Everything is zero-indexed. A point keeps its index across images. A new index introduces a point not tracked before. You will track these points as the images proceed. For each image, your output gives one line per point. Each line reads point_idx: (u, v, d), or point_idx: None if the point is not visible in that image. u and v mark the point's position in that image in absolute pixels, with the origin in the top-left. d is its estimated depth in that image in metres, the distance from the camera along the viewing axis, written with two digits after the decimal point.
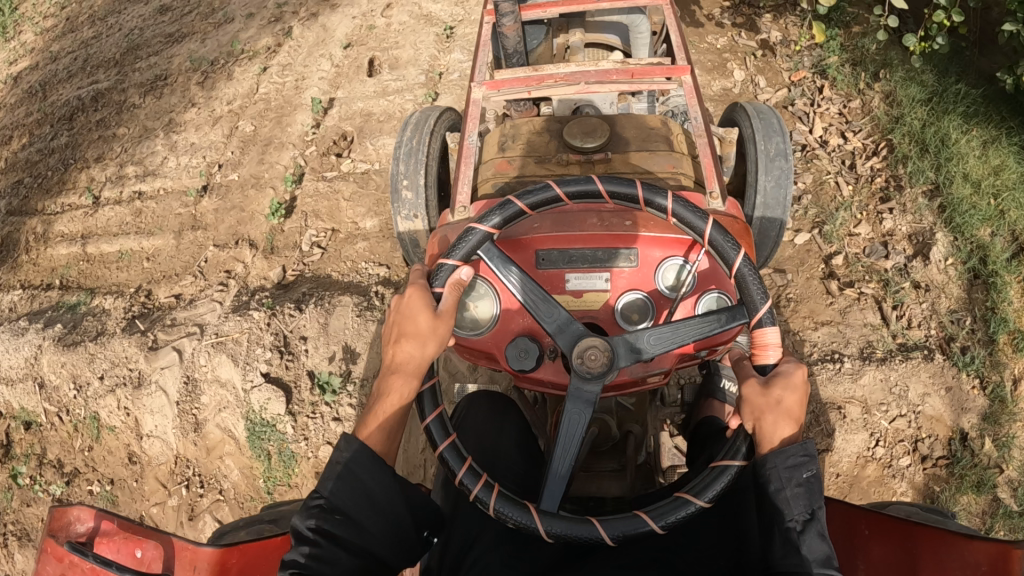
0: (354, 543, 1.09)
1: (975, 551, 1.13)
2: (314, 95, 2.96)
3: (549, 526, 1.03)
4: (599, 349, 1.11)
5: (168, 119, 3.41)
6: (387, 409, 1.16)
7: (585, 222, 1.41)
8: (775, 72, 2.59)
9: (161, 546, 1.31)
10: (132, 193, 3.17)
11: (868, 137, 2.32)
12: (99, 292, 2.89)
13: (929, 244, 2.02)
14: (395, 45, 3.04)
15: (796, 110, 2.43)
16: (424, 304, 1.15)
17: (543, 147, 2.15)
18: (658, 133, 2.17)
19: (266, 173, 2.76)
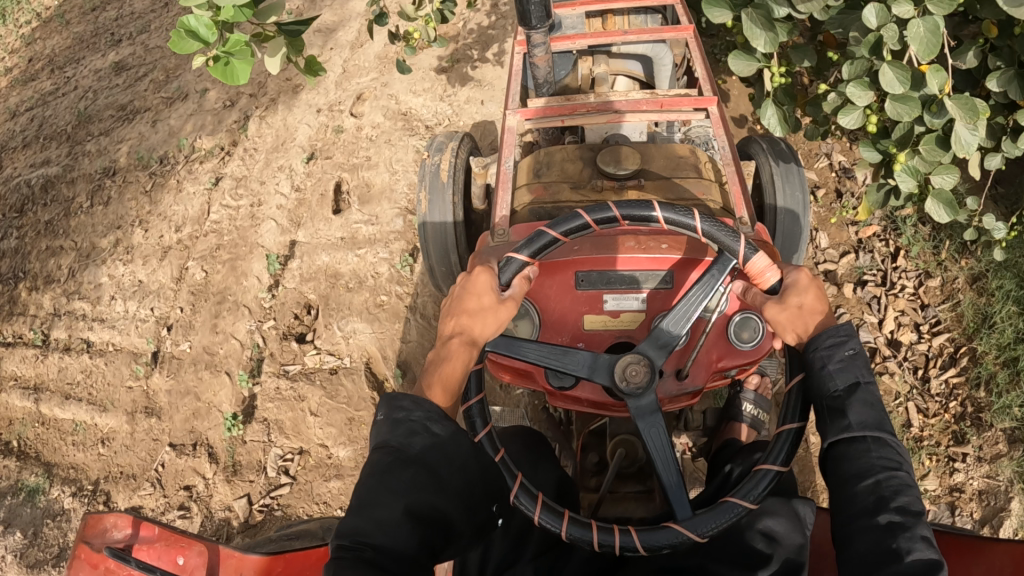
0: (417, 505, 1.01)
1: (1000, 554, 1.19)
2: (271, 238, 2.43)
3: (648, 539, 1.05)
4: (637, 362, 1.15)
5: (115, 237, 2.97)
6: (452, 374, 1.13)
7: (623, 245, 1.38)
8: (838, 225, 2.47)
9: (206, 553, 1.33)
10: (81, 341, 2.85)
11: (950, 338, 2.20)
12: (57, 476, 2.62)
13: (1001, 514, 1.92)
14: (366, 161, 2.45)
15: (865, 295, 2.31)
16: (495, 282, 1.18)
17: (575, 173, 1.76)
18: (687, 164, 1.75)
19: (221, 349, 2.34)
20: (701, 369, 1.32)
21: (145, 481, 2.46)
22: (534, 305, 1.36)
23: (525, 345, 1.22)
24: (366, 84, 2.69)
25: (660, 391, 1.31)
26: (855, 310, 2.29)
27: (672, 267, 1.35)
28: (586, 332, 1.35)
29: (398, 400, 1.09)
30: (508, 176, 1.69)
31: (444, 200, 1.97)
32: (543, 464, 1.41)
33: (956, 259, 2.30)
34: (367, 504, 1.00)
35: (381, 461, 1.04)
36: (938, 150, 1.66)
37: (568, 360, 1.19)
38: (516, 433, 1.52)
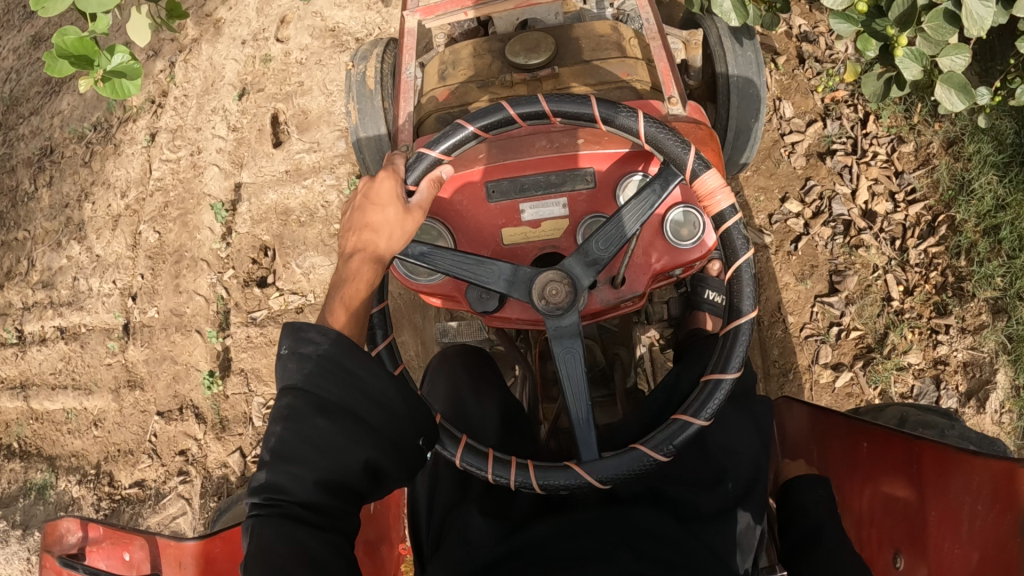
0: (329, 455, 0.97)
1: (978, 472, 1.13)
2: (216, 184, 2.28)
3: (545, 478, 1.06)
4: (559, 280, 1.09)
5: (65, 218, 2.83)
6: (356, 293, 1.11)
7: (534, 146, 1.31)
8: (802, 93, 2.31)
9: (147, 546, 1.30)
10: (54, 329, 2.76)
11: (927, 206, 2.17)
12: (62, 467, 2.64)
13: (987, 387, 2.00)
14: (299, 87, 2.27)
15: (835, 164, 2.23)
16: (398, 190, 1.15)
17: (483, 69, 1.57)
18: (608, 43, 1.53)
19: (188, 308, 2.25)
20: (639, 273, 1.30)
21: (143, 454, 2.45)
22: (447, 227, 1.30)
23: (438, 254, 1.16)
24: (287, 5, 2.47)
25: (596, 300, 1.29)
26: (826, 182, 2.22)
27: (591, 164, 1.28)
28: (507, 247, 1.31)
29: (313, 333, 1.00)
30: (409, 84, 1.59)
31: (374, 106, 1.85)
32: (485, 386, 1.37)
33: (930, 122, 2.20)
34: (284, 455, 0.96)
35: (295, 404, 0.98)
36: (946, 27, 1.51)
37: (487, 277, 1.13)
38: (454, 354, 1.44)
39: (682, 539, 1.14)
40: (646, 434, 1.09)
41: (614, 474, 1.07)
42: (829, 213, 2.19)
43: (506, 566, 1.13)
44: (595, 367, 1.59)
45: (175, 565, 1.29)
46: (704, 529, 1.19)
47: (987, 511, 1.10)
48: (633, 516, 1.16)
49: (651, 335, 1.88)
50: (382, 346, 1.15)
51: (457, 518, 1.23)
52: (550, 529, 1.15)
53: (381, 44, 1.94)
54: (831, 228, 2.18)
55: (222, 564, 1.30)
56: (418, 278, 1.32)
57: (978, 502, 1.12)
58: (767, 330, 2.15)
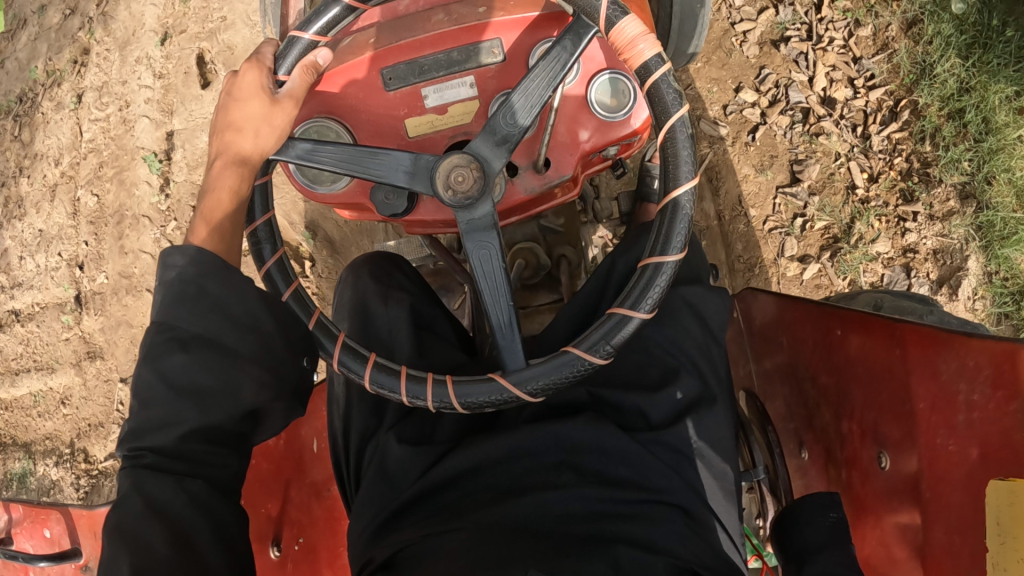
0: (192, 398, 0.98)
1: (975, 355, 1.03)
2: (148, 136, 2.17)
3: (464, 396, 1.01)
4: (464, 164, 1.01)
5: (3, 197, 2.70)
6: (216, 208, 1.07)
7: (430, 21, 1.21)
8: None
9: (62, 520, 1.37)
10: (8, 314, 2.64)
11: (889, 92, 2.07)
12: (38, 451, 2.59)
13: (958, 273, 1.97)
14: (222, 23, 2.13)
15: (791, 52, 2.11)
16: (262, 82, 1.08)
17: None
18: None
19: (136, 269, 2.17)
20: (563, 153, 1.22)
21: (114, 426, 2.38)
22: (343, 126, 1.22)
23: (322, 149, 1.07)
24: None
25: (520, 189, 1.22)
26: (781, 70, 2.11)
27: (496, 35, 1.18)
28: (414, 140, 1.23)
29: (170, 261, 1.01)
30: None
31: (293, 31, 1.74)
32: (397, 293, 1.31)
33: (887, 6, 2.07)
34: (147, 398, 0.98)
35: (155, 343, 0.99)
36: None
37: (382, 167, 1.06)
38: (366, 264, 1.35)
39: (632, 450, 1.14)
40: (581, 336, 1.04)
41: (552, 381, 1.02)
42: (786, 101, 2.10)
43: (431, 499, 1.15)
44: (539, 270, 1.53)
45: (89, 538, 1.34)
46: (659, 440, 1.17)
47: (986, 398, 1.01)
48: (580, 432, 1.14)
49: (602, 234, 1.79)
50: (271, 263, 1.06)
51: (381, 448, 1.21)
52: (486, 451, 1.15)
53: None
54: (788, 116, 2.10)
55: None
56: (319, 188, 1.22)
57: (974, 389, 1.03)
58: (729, 225, 2.10)
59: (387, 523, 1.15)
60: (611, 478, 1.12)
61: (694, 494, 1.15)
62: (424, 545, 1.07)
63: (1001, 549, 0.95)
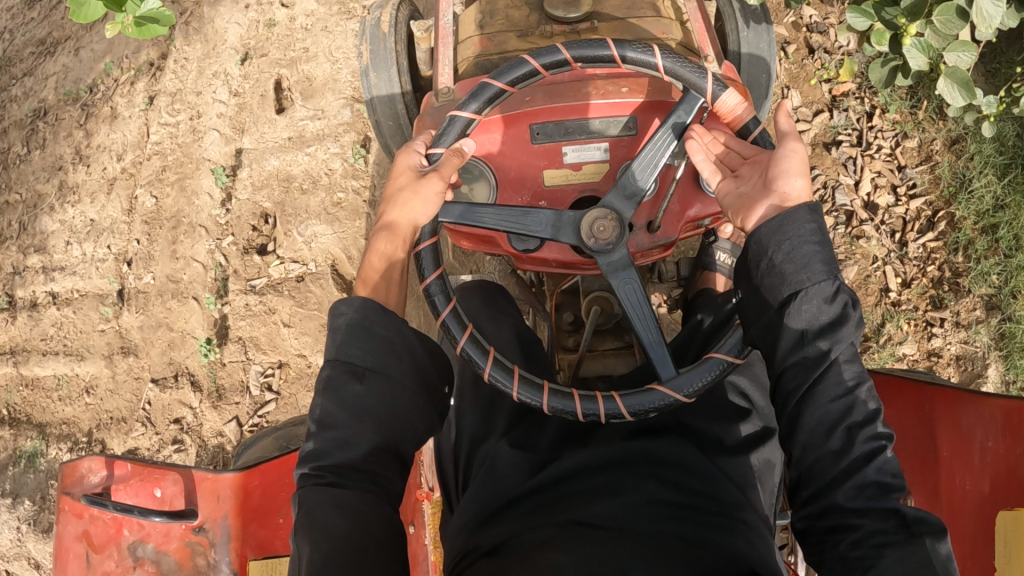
0: (369, 419, 1.05)
1: (991, 408, 1.32)
2: (217, 149, 2.24)
3: (633, 404, 1.11)
4: (604, 217, 1.16)
5: (58, 181, 2.77)
6: (372, 271, 1.16)
7: (580, 92, 1.35)
8: (810, 83, 2.22)
9: (179, 482, 1.46)
10: (45, 295, 2.68)
11: (928, 202, 2.14)
12: (54, 434, 2.61)
13: (979, 381, 2.03)
14: (304, 53, 2.21)
15: (841, 156, 2.17)
16: (413, 160, 1.21)
17: (521, 20, 1.80)
18: (642, 4, 1.79)
19: (185, 275, 2.22)
20: (674, 218, 1.34)
21: (136, 423, 2.40)
22: (488, 167, 1.35)
23: (481, 211, 1.20)
24: None
25: (633, 244, 1.33)
26: (830, 171, 2.17)
27: (634, 112, 1.34)
28: (548, 189, 1.36)
29: (340, 309, 1.10)
30: (446, 30, 1.72)
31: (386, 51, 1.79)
32: (502, 316, 1.42)
33: (934, 120, 2.15)
34: (326, 422, 1.05)
35: (332, 374, 1.07)
36: (957, 21, 1.40)
37: (531, 221, 1.19)
38: (473, 288, 1.48)
39: (706, 468, 1.18)
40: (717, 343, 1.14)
41: (704, 382, 1.12)
42: (832, 203, 2.16)
43: (533, 498, 1.17)
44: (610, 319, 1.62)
45: (211, 500, 1.45)
46: (732, 462, 1.23)
47: (999, 443, 1.29)
48: (659, 450, 1.19)
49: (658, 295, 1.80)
50: (446, 312, 1.16)
51: (489, 453, 1.26)
52: (586, 458, 1.19)
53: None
54: (834, 217, 2.15)
55: (257, 496, 1.47)
56: None
57: (989, 436, 1.31)
58: None
59: (487, 518, 1.17)
60: (688, 489, 1.14)
61: (757, 515, 1.16)
62: (522, 537, 1.09)
63: (1007, 565, 1.25)
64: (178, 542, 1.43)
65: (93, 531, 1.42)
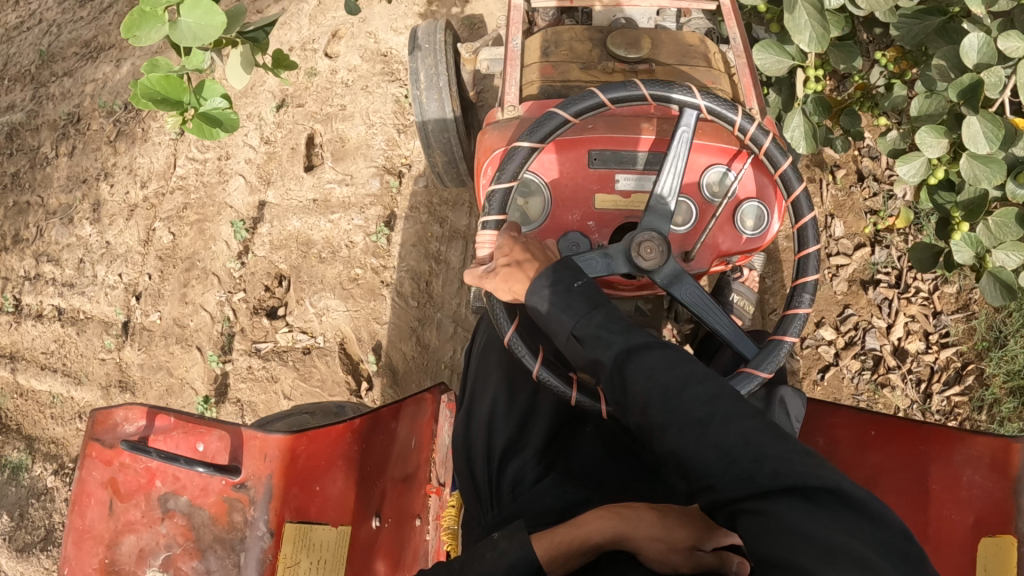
0: None
1: (979, 446, 1.18)
2: (240, 197, 2.18)
3: None
4: (654, 238, 1.10)
5: (81, 194, 2.73)
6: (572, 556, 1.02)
7: (639, 125, 1.27)
8: (855, 213, 2.08)
9: (227, 437, 1.22)
10: (51, 307, 2.64)
11: (958, 352, 1.95)
12: (41, 450, 2.56)
13: None
14: (340, 110, 2.15)
15: (877, 297, 2.01)
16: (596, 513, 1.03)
17: (583, 53, 1.61)
18: (698, 52, 1.61)
19: (192, 322, 2.16)
20: (707, 252, 1.32)
21: None
22: (539, 182, 1.26)
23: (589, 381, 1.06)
24: (342, 19, 2.33)
25: None
26: (863, 311, 2.01)
27: None
28: (597, 212, 1.27)
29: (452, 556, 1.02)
30: (516, 52, 1.58)
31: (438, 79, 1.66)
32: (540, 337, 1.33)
33: None
34: None
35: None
36: (1012, 226, 1.35)
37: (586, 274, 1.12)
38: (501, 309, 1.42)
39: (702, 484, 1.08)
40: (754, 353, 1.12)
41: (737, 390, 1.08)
42: (861, 346, 1.99)
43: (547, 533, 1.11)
44: None
45: (258, 459, 1.22)
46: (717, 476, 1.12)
47: (985, 479, 1.17)
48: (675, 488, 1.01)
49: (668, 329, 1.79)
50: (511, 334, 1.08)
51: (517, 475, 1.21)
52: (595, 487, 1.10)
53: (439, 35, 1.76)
54: (859, 361, 1.98)
55: (302, 462, 1.26)
56: None
57: (977, 473, 1.18)
58: None
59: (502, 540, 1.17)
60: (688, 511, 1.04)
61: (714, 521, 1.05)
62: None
63: None
64: (216, 498, 1.20)
65: (120, 479, 1.15)
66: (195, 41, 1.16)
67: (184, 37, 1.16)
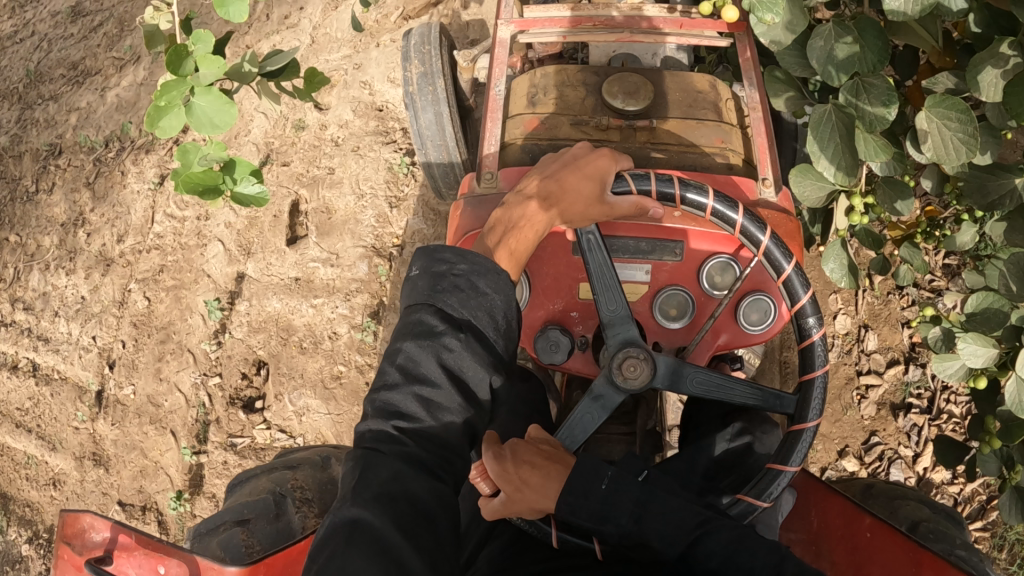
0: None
1: None
2: (218, 267, 1.99)
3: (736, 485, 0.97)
4: (636, 355, 0.95)
5: (59, 238, 2.53)
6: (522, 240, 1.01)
7: None
8: (891, 325, 1.82)
9: (186, 565, 1.06)
10: (25, 361, 2.45)
11: (986, 484, 1.70)
12: (14, 515, 2.40)
13: None
14: (328, 174, 1.97)
15: (906, 423, 1.77)
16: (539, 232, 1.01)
17: (575, 104, 1.26)
18: (705, 101, 1.26)
19: (167, 405, 1.97)
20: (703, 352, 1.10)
21: None
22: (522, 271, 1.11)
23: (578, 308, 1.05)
24: (335, 64, 2.11)
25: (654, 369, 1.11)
26: (890, 440, 1.77)
27: (681, 236, 1.09)
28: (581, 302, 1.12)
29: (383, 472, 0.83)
30: (499, 101, 1.26)
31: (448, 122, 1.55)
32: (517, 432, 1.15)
33: None
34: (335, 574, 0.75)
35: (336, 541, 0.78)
36: None
37: (584, 432, 0.98)
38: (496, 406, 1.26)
39: None
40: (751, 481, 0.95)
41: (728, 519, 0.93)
42: (885, 479, 1.75)
43: None
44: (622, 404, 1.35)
45: None
46: None
47: None
48: None
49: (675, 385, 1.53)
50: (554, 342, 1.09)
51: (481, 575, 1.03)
52: None
53: (438, 84, 1.60)
54: None
55: None
56: None
57: None
58: None
59: None
60: None
61: None
62: None
63: None
64: None
65: None
66: (215, 130, 0.90)
67: (201, 123, 0.90)
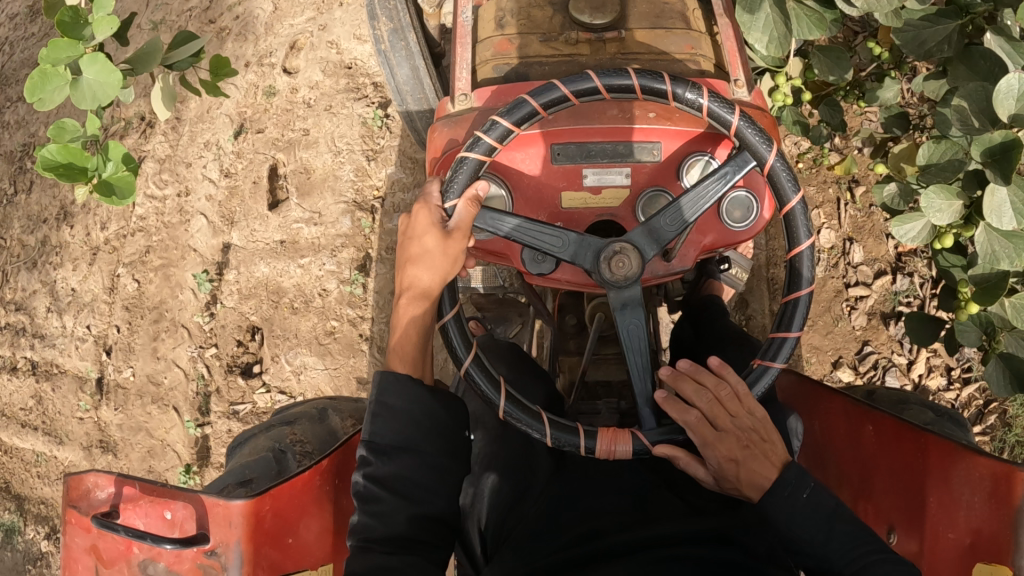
0: None
1: (980, 466, 0.98)
2: (203, 240, 1.98)
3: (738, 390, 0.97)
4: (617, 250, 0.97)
5: (42, 235, 2.49)
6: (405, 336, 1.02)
7: (606, 115, 1.06)
8: (877, 236, 1.83)
9: (191, 505, 0.99)
10: (23, 360, 2.44)
11: (980, 386, 1.73)
12: (30, 510, 2.42)
13: None
14: (303, 136, 1.96)
15: (898, 331, 1.78)
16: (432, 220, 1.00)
17: (544, 23, 1.19)
18: (674, 11, 1.19)
19: (166, 381, 1.97)
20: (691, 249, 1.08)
21: None
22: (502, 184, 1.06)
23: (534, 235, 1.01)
24: (300, 27, 2.05)
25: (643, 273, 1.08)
26: (883, 348, 1.78)
27: (659, 138, 1.06)
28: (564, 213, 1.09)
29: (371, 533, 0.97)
30: (466, 27, 1.19)
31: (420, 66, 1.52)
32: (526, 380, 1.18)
33: None
34: None
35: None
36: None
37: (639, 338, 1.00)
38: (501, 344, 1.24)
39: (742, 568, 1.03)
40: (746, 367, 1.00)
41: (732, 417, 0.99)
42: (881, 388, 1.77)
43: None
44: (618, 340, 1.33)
45: (223, 527, 0.97)
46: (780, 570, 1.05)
47: (985, 505, 0.97)
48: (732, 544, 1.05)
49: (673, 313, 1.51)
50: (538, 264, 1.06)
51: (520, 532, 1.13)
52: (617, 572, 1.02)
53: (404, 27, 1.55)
54: None
55: (272, 525, 0.99)
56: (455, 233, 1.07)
57: (975, 495, 0.99)
58: None
59: None
60: None
61: None
62: None
63: None
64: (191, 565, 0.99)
65: (102, 545, 1.01)
66: (94, 102, 1.07)
67: (85, 97, 1.07)
